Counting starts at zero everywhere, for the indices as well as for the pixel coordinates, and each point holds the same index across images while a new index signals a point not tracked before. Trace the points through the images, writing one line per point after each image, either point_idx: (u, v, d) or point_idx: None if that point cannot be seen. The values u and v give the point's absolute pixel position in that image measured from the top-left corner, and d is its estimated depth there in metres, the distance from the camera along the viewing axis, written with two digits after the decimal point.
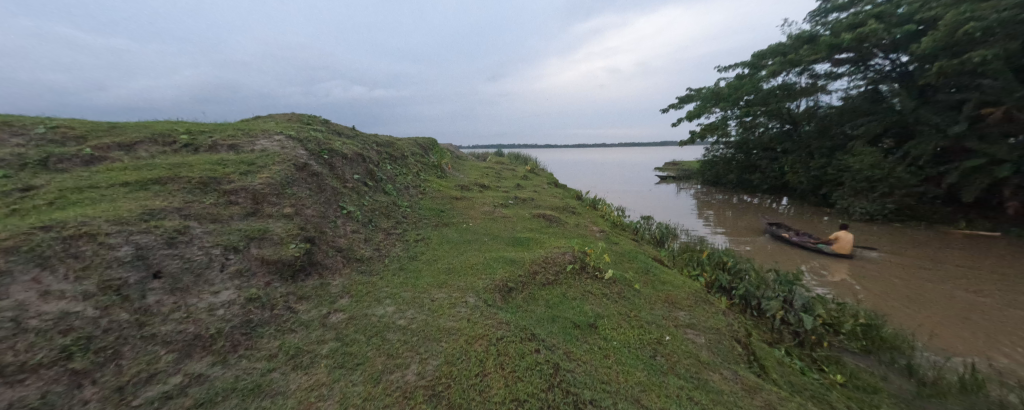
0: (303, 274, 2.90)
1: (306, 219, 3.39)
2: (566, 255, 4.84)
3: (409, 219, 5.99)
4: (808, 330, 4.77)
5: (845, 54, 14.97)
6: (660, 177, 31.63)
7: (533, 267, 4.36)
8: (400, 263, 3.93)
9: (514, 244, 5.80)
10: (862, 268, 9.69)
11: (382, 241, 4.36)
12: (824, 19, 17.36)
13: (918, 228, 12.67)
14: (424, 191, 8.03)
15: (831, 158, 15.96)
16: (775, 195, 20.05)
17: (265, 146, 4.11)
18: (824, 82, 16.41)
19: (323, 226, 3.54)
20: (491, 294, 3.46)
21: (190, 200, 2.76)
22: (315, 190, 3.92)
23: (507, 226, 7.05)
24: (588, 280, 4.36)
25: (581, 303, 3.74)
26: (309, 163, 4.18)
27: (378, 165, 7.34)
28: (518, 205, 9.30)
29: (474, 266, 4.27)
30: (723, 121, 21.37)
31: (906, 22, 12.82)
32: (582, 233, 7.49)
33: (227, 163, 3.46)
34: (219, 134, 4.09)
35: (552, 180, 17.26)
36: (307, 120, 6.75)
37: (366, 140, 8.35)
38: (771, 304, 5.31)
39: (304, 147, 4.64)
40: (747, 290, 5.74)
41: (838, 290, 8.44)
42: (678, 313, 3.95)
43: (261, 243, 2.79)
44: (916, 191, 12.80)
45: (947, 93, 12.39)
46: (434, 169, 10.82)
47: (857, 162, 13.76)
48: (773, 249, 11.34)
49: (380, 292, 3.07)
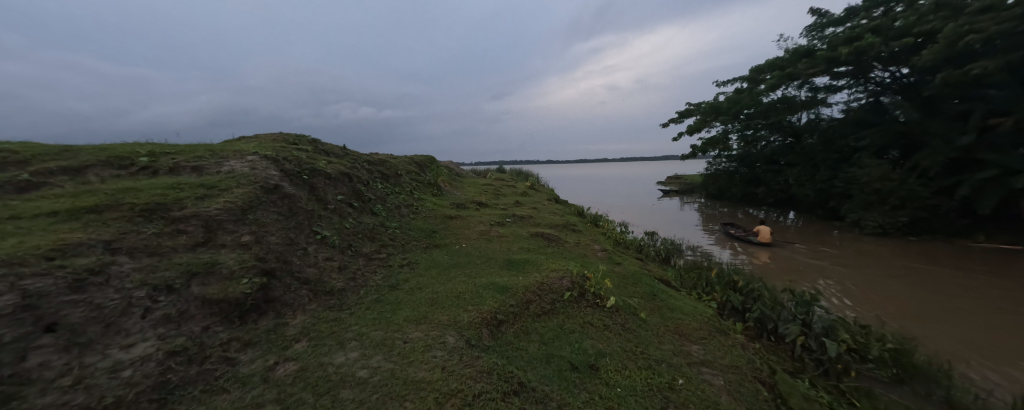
0: (256, 313, 2.52)
1: (270, 248, 3.02)
2: (564, 281, 4.38)
3: (396, 241, 5.62)
4: (832, 358, 4.25)
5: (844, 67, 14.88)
6: (663, 191, 31.26)
7: (527, 296, 3.92)
8: (378, 294, 3.54)
9: (508, 267, 5.40)
10: (885, 287, 9.07)
11: (362, 269, 3.98)
12: (820, 33, 17.44)
13: (933, 242, 12.16)
14: (416, 211, 7.71)
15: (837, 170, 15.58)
16: (781, 209, 19.62)
17: (233, 166, 3.77)
18: (825, 95, 16.28)
19: (289, 255, 3.18)
20: (476, 331, 3.03)
21: (127, 231, 2.42)
22: (285, 213, 3.55)
23: (502, 247, 6.68)
24: (588, 309, 3.91)
25: (581, 338, 3.30)
26: (281, 184, 3.84)
27: (368, 185, 7.03)
28: (516, 223, 8.93)
29: (462, 295, 3.87)
30: (724, 135, 21.21)
31: (905, 35, 12.73)
32: (583, 253, 7.09)
33: (183, 187, 3.11)
34: (184, 156, 3.79)
35: (552, 196, 16.93)
36: (294, 140, 6.49)
37: (357, 158, 8.07)
38: (789, 328, 4.82)
39: (278, 167, 4.30)
40: (762, 311, 5.27)
41: (855, 309, 7.95)
42: (690, 347, 3.48)
43: (207, 279, 2.42)
44: (928, 203, 12.35)
45: (951, 104, 12.17)
46: (430, 187, 10.55)
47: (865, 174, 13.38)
48: (781, 265, 10.94)
49: (346, 332, 2.66)
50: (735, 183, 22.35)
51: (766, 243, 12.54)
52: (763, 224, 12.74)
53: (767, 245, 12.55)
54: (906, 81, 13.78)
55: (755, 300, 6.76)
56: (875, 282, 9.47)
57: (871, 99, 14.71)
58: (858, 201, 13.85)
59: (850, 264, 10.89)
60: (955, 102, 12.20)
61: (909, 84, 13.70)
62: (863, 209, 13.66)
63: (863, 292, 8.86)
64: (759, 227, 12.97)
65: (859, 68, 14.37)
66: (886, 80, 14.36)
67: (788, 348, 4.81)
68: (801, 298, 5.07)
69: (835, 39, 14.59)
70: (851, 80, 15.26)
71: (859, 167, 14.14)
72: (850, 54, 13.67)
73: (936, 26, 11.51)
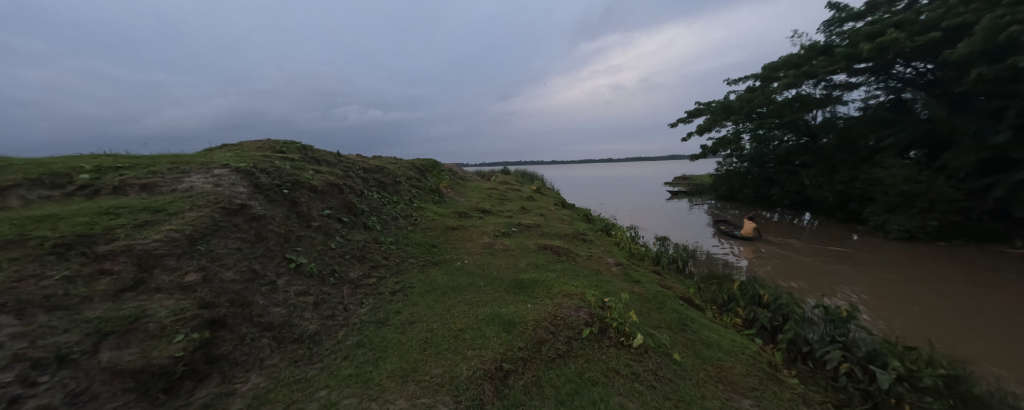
0: (192, 381, 1.96)
1: (227, 287, 2.45)
2: (581, 312, 3.78)
3: (389, 260, 5.07)
4: (882, 390, 3.47)
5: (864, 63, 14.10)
6: (672, 192, 30.52)
7: (538, 334, 3.32)
8: (362, 335, 2.97)
9: (515, 290, 4.81)
10: (926, 300, 8.28)
11: (346, 300, 3.42)
12: (838, 28, 16.64)
13: (965, 247, 11.33)
14: (415, 222, 7.17)
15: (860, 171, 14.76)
16: (796, 211, 18.84)
17: (193, 183, 3.21)
18: (843, 93, 15.48)
19: (251, 294, 2.61)
20: (477, 391, 2.42)
21: (24, 278, 1.86)
22: (251, 239, 2.98)
23: (508, 263, 6.11)
24: (612, 350, 3.30)
25: (607, 395, 2.68)
26: (251, 203, 3.28)
27: (362, 195, 6.50)
28: (522, 233, 8.33)
29: (462, 333, 3.26)
30: (735, 135, 20.45)
31: (932, 28, 11.91)
32: (597, 269, 6.46)
33: (121, 212, 2.55)
34: (136, 171, 3.24)
35: (559, 200, 16.27)
36: (281, 147, 5.99)
37: (352, 165, 7.54)
38: (829, 350, 4.18)
39: (251, 181, 3.76)
40: (797, 332, 4.63)
41: (893, 326, 7.24)
42: (737, 402, 2.85)
43: (125, 339, 1.84)
44: (960, 206, 11.53)
45: (980, 101, 11.43)
46: (432, 194, 10.02)
47: (890, 176, 12.58)
48: (804, 274, 10.25)
49: (310, 401, 2.09)
50: (747, 185, 21.55)
51: (749, 237, 13.66)
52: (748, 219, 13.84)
53: (749, 239, 13.65)
54: (930, 77, 13.01)
55: (786, 319, 6.06)
56: (911, 293, 8.72)
57: (892, 96, 13.93)
58: (881, 204, 13.05)
59: (878, 272, 10.17)
60: (986, 99, 11.40)
61: (935, 81, 12.88)
62: (887, 211, 12.84)
63: (899, 305, 8.11)
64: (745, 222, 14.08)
65: (880, 65, 13.56)
66: (908, 77, 13.56)
67: (828, 376, 4.13)
68: (838, 317, 4.42)
69: (856, 35, 13.81)
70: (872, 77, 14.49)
71: (881, 167, 13.35)
72: (872, 50, 12.89)
73: (968, 19, 10.69)
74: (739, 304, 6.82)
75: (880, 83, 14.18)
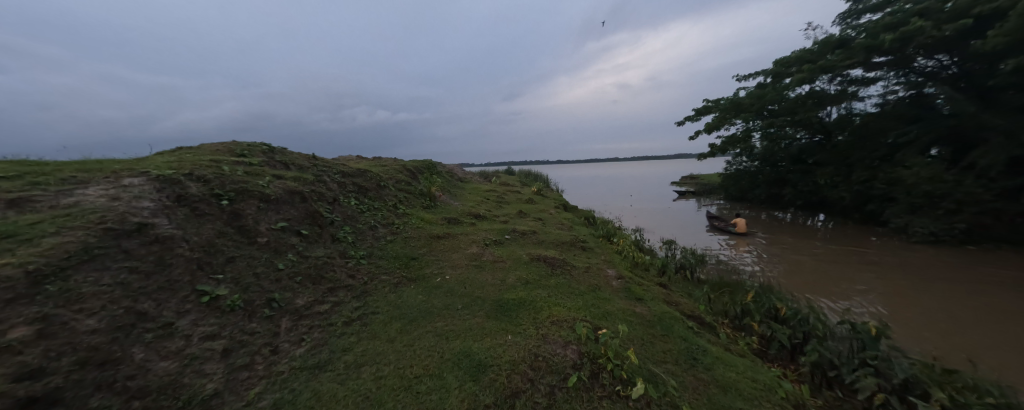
0: None
1: (82, 341, 1.82)
2: (569, 351, 3.12)
3: (354, 278, 4.45)
4: None
5: (882, 57, 13.13)
6: (679, 192, 29.61)
7: (513, 384, 2.67)
8: (285, 391, 2.33)
9: (496, 314, 4.16)
10: (965, 312, 7.41)
11: (277, 339, 2.79)
12: (855, 21, 15.65)
13: (998, 251, 10.42)
14: (397, 230, 6.56)
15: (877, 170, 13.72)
16: (810, 212, 17.90)
17: (85, 196, 2.60)
18: (859, 88, 14.55)
19: (121, 347, 1.97)
20: None
21: None
22: (144, 269, 2.36)
23: (494, 278, 5.43)
24: (605, 404, 2.64)
25: None
26: (156, 220, 2.66)
27: (334, 202, 5.88)
28: (515, 242, 7.66)
29: (417, 384, 2.63)
30: (745, 133, 19.54)
31: (960, 16, 10.95)
32: (595, 284, 5.75)
33: None
34: (21, 180, 2.64)
35: (560, 202, 15.51)
36: (242, 151, 5.40)
37: (328, 169, 6.93)
38: (860, 375, 3.85)
39: (174, 192, 3.16)
40: (822, 352, 4.26)
41: (928, 342, 6.44)
42: None
43: None
44: (990, 208, 10.50)
45: (1012, 95, 10.49)
46: (422, 198, 9.40)
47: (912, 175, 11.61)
48: (823, 282, 9.42)
49: None
50: (757, 184, 20.61)
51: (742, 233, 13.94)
52: (739, 216, 14.05)
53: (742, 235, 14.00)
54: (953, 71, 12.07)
55: (809, 338, 5.32)
56: (947, 304, 7.86)
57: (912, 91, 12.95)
58: (903, 204, 12.11)
59: (902, 279, 9.36)
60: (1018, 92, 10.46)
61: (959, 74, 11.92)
62: (909, 213, 11.94)
63: (935, 317, 7.28)
64: (738, 219, 14.16)
65: (900, 58, 12.60)
66: (929, 70, 12.59)
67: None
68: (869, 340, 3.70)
69: (875, 25, 12.85)
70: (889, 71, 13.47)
71: (903, 166, 12.40)
72: (894, 41, 11.94)
73: (1004, 5, 9.70)
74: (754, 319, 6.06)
75: (899, 77, 13.22)
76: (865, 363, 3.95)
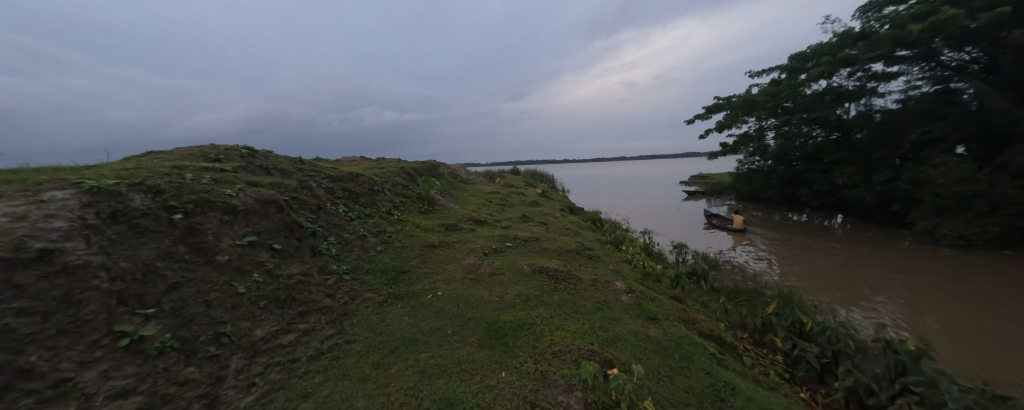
0: None
1: None
2: (573, 401, 2.68)
3: (331, 296, 3.97)
4: None
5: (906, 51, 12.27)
6: (688, 192, 28.75)
7: None
8: None
9: (491, 341, 3.65)
10: (1016, 327, 6.66)
11: (219, 387, 2.31)
12: (877, 13, 14.76)
13: None
14: (388, 239, 6.09)
15: (900, 170, 12.76)
16: (827, 213, 17.07)
17: None
18: (880, 84, 13.69)
19: None
20: None
21: None
22: (35, 309, 1.88)
23: (491, 294, 4.91)
24: None
25: None
26: (67, 244, 2.21)
27: (318, 210, 5.43)
28: (516, 250, 7.15)
29: None
30: (759, 132, 18.72)
31: (996, 4, 10.03)
32: (602, 300, 5.22)
33: None
34: None
35: (566, 204, 14.93)
36: (217, 155, 4.98)
37: (315, 173, 6.48)
38: (902, 406, 3.40)
39: (109, 206, 2.71)
40: (857, 376, 3.85)
41: (979, 359, 5.70)
42: None
43: None
44: None
45: None
46: (420, 202, 8.92)
47: (940, 175, 10.74)
48: (849, 288, 8.70)
49: None
50: (771, 184, 19.74)
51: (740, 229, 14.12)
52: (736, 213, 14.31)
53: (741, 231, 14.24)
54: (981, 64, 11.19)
55: (839, 357, 4.62)
56: (994, 315, 7.09)
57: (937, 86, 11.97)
58: (929, 206, 11.26)
59: (933, 284, 8.65)
60: None
61: (990, 67, 11.02)
62: (937, 215, 11.01)
63: (984, 331, 6.53)
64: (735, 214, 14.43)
65: (927, 51, 11.74)
66: (957, 63, 11.70)
67: None
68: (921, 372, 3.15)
69: (901, 16, 11.97)
70: (911, 66, 12.57)
71: (929, 166, 11.56)
72: (922, 32, 11.06)
73: None
74: (776, 336, 5.46)
75: (924, 71, 12.23)
76: (908, 389, 3.53)
